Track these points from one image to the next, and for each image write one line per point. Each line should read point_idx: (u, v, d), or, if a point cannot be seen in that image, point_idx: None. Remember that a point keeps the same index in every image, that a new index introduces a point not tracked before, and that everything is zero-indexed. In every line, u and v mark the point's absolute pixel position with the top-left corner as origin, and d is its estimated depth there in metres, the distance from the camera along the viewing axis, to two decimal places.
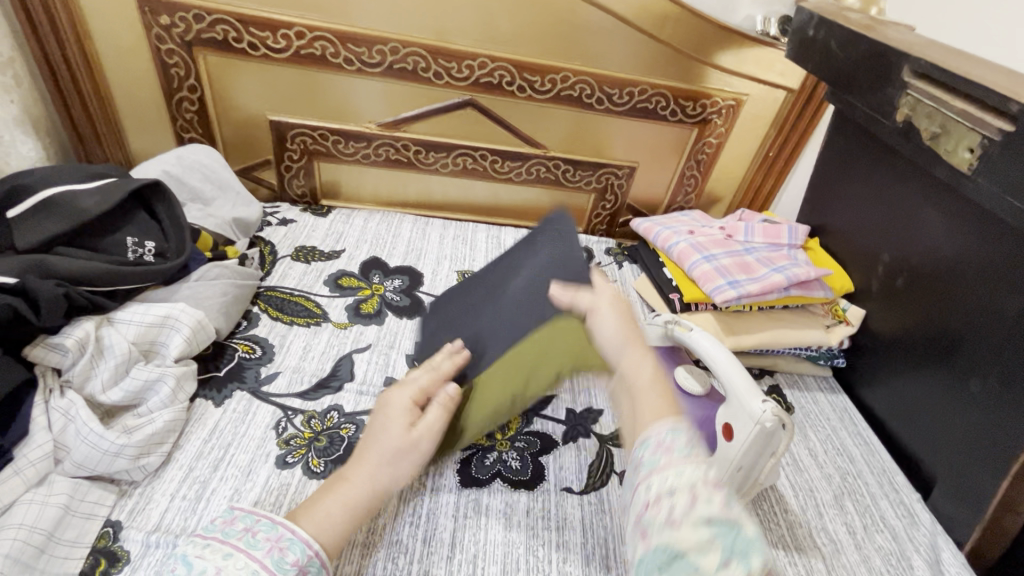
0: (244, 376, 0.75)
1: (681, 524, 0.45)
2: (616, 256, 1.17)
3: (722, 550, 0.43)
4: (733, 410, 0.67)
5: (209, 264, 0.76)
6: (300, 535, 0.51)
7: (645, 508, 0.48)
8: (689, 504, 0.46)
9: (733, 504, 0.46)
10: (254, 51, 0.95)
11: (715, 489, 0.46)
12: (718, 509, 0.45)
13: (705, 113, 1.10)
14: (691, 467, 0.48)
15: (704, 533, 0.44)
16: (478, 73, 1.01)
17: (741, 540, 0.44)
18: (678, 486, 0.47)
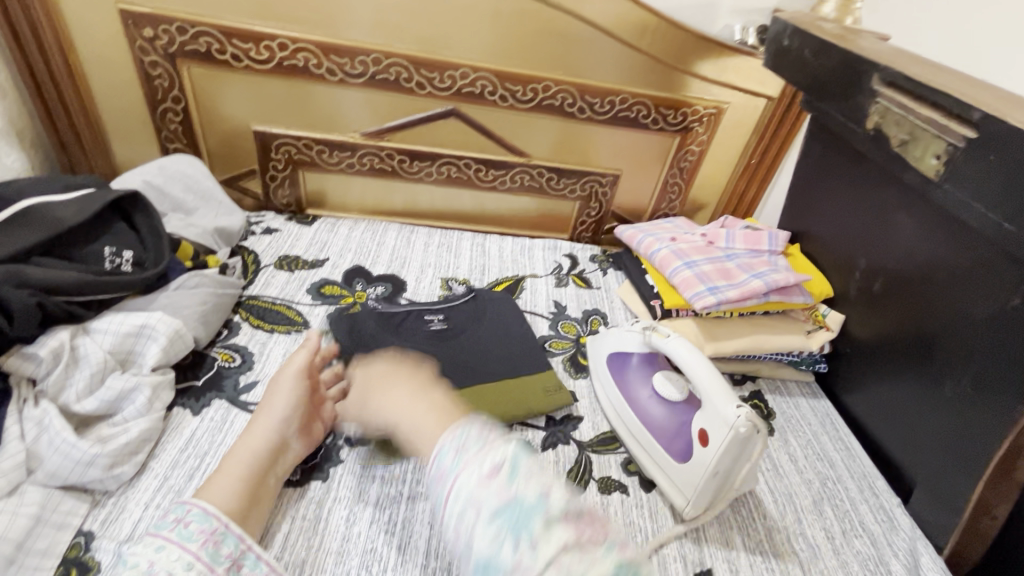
0: (223, 385, 0.75)
1: (479, 532, 0.58)
2: (601, 263, 1.17)
3: (512, 529, 0.56)
4: (708, 416, 0.68)
5: (189, 273, 0.77)
6: (233, 530, 0.56)
7: (465, 544, 0.59)
8: (476, 503, 0.59)
9: (513, 479, 0.61)
10: (237, 62, 0.96)
11: (492, 481, 0.60)
12: (498, 495, 0.59)
13: (687, 121, 1.11)
14: (471, 468, 0.61)
15: (492, 527, 0.58)
16: (461, 82, 1.02)
17: (520, 514, 0.57)
18: (463, 497, 0.60)
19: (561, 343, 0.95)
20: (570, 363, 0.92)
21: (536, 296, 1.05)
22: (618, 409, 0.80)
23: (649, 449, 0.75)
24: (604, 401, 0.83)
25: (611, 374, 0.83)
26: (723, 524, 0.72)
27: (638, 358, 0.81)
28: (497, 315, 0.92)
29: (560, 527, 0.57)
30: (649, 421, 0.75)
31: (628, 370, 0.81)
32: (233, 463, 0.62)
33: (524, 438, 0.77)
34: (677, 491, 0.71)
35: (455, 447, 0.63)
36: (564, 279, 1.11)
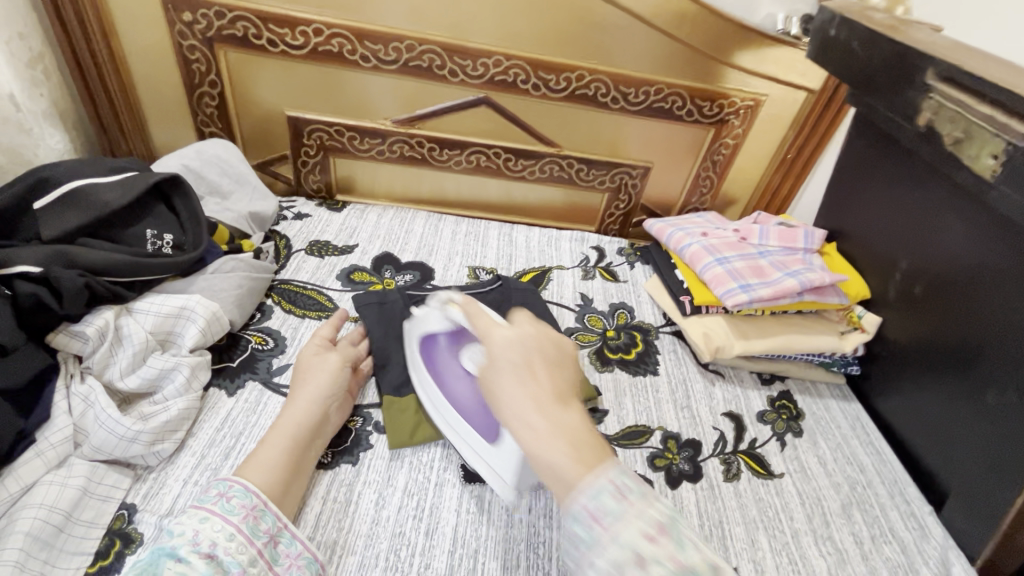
0: (256, 366, 0.76)
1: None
2: (628, 256, 1.16)
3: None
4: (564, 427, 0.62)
5: (225, 257, 0.78)
6: (271, 508, 0.56)
7: None
8: (646, 569, 0.40)
9: (685, 548, 0.42)
10: (273, 47, 0.96)
11: (661, 542, 0.41)
12: (671, 564, 0.40)
13: (723, 114, 1.08)
14: (635, 519, 0.42)
15: None
16: (493, 70, 1.01)
17: None
18: (625, 558, 0.41)
19: (586, 335, 0.95)
20: (596, 355, 0.92)
21: (563, 288, 1.04)
22: (434, 396, 0.72)
23: (465, 434, 0.69)
24: (423, 393, 0.74)
25: (422, 360, 0.74)
26: (748, 524, 0.72)
27: (444, 336, 0.71)
28: (514, 304, 0.92)
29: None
30: (459, 404, 0.69)
31: (437, 351, 0.72)
32: (276, 437, 0.62)
33: None
34: (500, 480, 0.66)
35: (613, 487, 0.44)
36: (591, 271, 1.10)
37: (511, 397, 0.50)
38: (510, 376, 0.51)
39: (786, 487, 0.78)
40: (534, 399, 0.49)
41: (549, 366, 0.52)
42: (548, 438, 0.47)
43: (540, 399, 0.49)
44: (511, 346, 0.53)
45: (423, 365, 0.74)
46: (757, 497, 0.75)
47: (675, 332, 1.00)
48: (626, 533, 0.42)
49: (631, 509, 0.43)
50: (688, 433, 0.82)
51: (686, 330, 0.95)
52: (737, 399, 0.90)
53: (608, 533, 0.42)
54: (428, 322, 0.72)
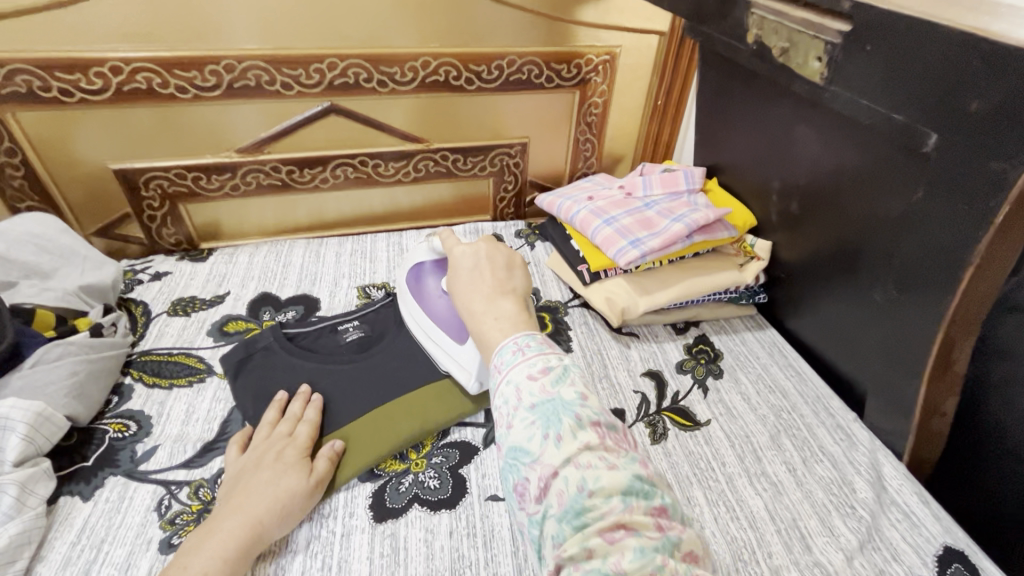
0: (117, 459, 0.67)
1: (518, 424, 0.47)
2: (526, 237, 1.13)
3: (545, 428, 0.45)
4: None
5: (50, 343, 0.68)
6: None
7: (496, 418, 0.50)
8: (520, 397, 0.48)
9: (560, 383, 0.48)
10: (69, 97, 0.85)
11: (539, 380, 0.48)
12: (541, 395, 0.47)
13: (582, 74, 1.06)
14: (523, 365, 0.50)
15: (528, 421, 0.46)
16: (331, 75, 0.93)
17: (557, 415, 0.45)
18: (509, 393, 0.49)
19: None
20: None
21: None
22: (412, 311, 0.79)
23: (439, 341, 0.75)
24: (407, 310, 0.81)
25: (409, 286, 0.82)
26: (682, 481, 0.69)
27: (430, 265, 0.82)
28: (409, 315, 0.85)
29: (593, 427, 0.45)
30: (436, 315, 0.76)
31: (422, 276, 0.81)
32: (199, 556, 0.52)
33: (463, 439, 0.72)
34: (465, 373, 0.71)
35: (515, 346, 0.53)
36: None
37: (464, 288, 0.63)
38: (466, 278, 0.64)
39: (714, 433, 0.76)
40: (479, 291, 0.62)
41: (495, 271, 0.64)
42: (483, 311, 0.60)
43: (484, 290, 0.62)
44: (470, 256, 0.67)
45: (409, 292, 0.81)
46: (687, 451, 0.73)
47: (583, 303, 0.97)
48: (515, 375, 0.50)
49: (522, 358, 0.51)
50: (610, 404, 0.79)
51: (590, 300, 0.92)
52: (653, 355, 0.88)
53: (505, 378, 0.51)
54: (416, 256, 0.83)
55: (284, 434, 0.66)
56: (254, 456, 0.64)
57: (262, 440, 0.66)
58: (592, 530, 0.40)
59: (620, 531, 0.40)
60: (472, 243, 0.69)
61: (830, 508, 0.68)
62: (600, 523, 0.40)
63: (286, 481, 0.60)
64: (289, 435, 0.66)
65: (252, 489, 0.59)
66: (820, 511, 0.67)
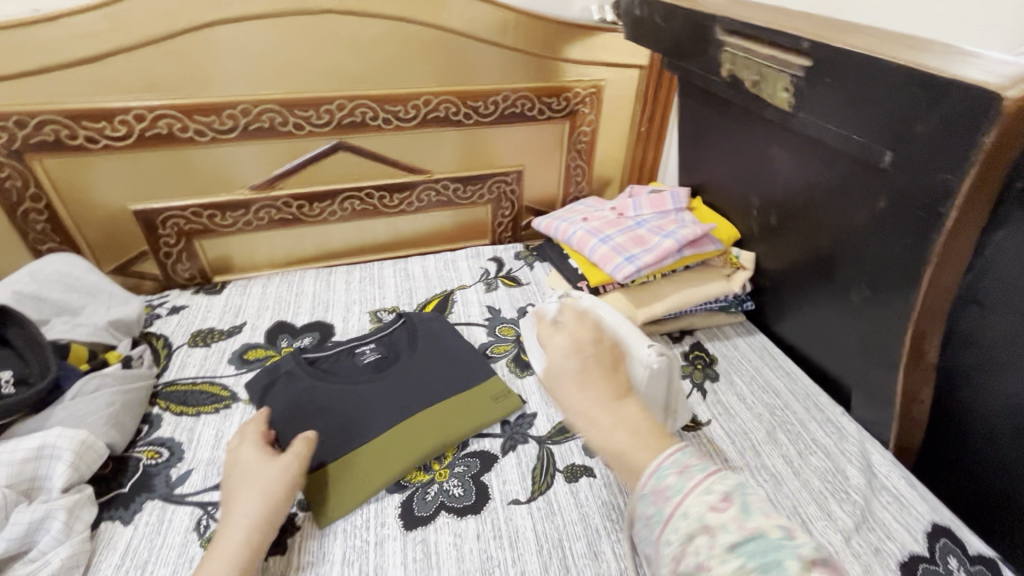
0: (153, 484, 0.70)
1: (722, 571, 0.38)
2: (526, 259, 1.19)
3: (765, 575, 0.37)
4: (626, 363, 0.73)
5: (86, 376, 0.72)
6: None
7: (676, 563, 0.41)
8: (712, 535, 0.40)
9: (751, 513, 0.41)
10: (93, 144, 0.90)
11: (726, 510, 0.41)
12: (739, 531, 0.40)
13: (571, 105, 1.14)
14: (697, 491, 0.43)
15: (734, 563, 0.38)
16: (339, 114, 0.99)
17: (767, 550, 0.38)
18: (693, 528, 0.41)
19: (500, 347, 0.95)
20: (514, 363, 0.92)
21: (469, 306, 1.04)
22: (553, 372, 0.84)
23: None
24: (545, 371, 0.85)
25: None
26: None
27: None
28: (423, 337, 0.90)
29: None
30: None
31: None
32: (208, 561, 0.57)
33: (482, 449, 0.77)
34: (620, 440, 0.74)
35: (675, 464, 0.46)
36: (493, 282, 1.12)
37: (568, 393, 0.54)
38: (575, 382, 0.54)
39: (715, 432, 0.81)
40: (597, 399, 0.52)
41: (601, 367, 0.55)
42: (605, 421, 0.51)
43: (600, 399, 0.52)
44: (566, 352, 0.56)
45: (547, 353, 0.85)
46: None
47: None
48: (691, 504, 0.42)
49: (693, 482, 0.44)
50: None
51: None
52: None
53: (674, 509, 0.43)
54: None
55: (241, 436, 0.71)
56: (229, 473, 0.67)
57: (232, 453, 0.69)
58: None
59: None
60: (559, 325, 0.60)
61: (826, 494, 0.73)
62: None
63: (258, 474, 0.65)
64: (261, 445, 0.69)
65: (244, 496, 0.63)
66: (817, 498, 0.72)
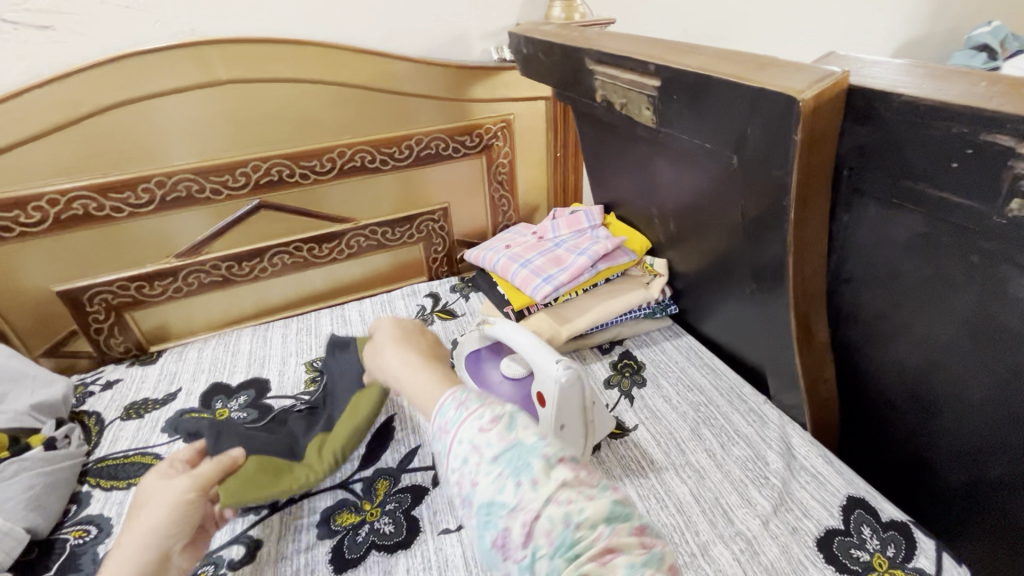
0: (80, 563, 0.69)
1: (484, 478, 0.52)
2: (461, 290, 1.22)
3: (516, 475, 0.51)
4: (540, 380, 0.75)
5: (8, 462, 0.74)
6: None
7: (460, 482, 0.54)
8: (481, 452, 0.53)
9: (513, 427, 0.55)
10: (10, 233, 0.92)
11: (492, 430, 0.55)
12: (500, 444, 0.53)
13: (484, 141, 1.20)
14: (472, 420, 0.56)
15: (495, 471, 0.52)
16: (256, 175, 1.03)
17: (522, 454, 0.52)
18: (466, 451, 0.54)
19: None
20: None
21: None
22: None
23: None
24: None
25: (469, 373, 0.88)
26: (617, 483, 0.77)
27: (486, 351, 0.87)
28: (337, 379, 0.88)
29: (562, 463, 0.52)
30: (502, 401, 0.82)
31: (482, 364, 0.87)
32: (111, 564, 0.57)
33: (414, 483, 0.78)
34: None
35: (456, 402, 0.59)
36: (429, 317, 1.14)
37: (393, 357, 0.73)
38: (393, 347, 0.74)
39: (641, 437, 0.84)
40: (410, 359, 0.71)
41: (422, 343, 0.76)
42: (415, 381, 0.67)
43: (413, 360, 0.71)
44: (392, 327, 0.77)
45: (472, 379, 0.87)
46: (619, 456, 0.81)
47: None
48: (466, 433, 0.55)
49: (468, 414, 0.57)
50: None
51: None
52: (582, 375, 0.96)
53: (454, 437, 0.56)
54: (471, 343, 0.89)
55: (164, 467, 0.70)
56: (137, 499, 0.67)
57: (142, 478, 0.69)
58: (585, 558, 0.46)
59: (610, 554, 0.47)
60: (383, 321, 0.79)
61: (747, 482, 0.76)
62: (591, 549, 0.47)
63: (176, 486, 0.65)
64: (177, 471, 0.69)
65: (149, 509, 0.63)
66: (738, 486, 0.75)
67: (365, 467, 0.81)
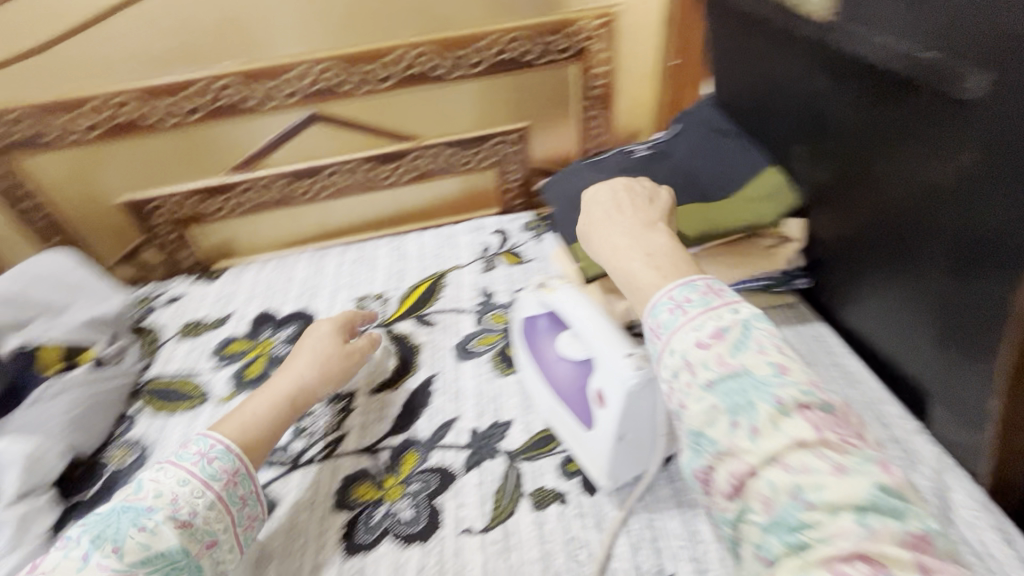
0: (115, 488, 0.69)
1: (693, 402, 0.42)
2: (535, 229, 1.06)
3: (732, 412, 0.40)
4: (602, 375, 0.58)
5: (53, 378, 0.74)
6: (250, 473, 0.58)
7: (668, 397, 0.45)
8: (694, 372, 0.43)
9: (740, 349, 0.43)
10: (75, 137, 0.90)
11: (712, 347, 0.43)
12: (718, 370, 0.42)
13: (577, 43, 0.95)
14: (689, 329, 0.45)
15: (709, 400, 0.41)
16: (308, 82, 0.90)
17: (747, 390, 0.40)
18: (677, 365, 0.44)
19: (488, 338, 0.84)
20: (499, 357, 0.81)
21: (461, 290, 0.94)
22: (531, 375, 0.71)
23: (565, 420, 0.65)
24: (524, 373, 0.73)
25: (523, 343, 0.73)
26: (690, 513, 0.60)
27: (544, 320, 0.70)
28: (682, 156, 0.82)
29: (802, 412, 0.39)
30: (556, 387, 0.66)
31: (536, 335, 0.70)
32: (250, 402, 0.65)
33: (443, 463, 0.68)
34: (596, 467, 0.61)
35: (671, 303, 0.48)
36: (493, 260, 1.00)
37: (615, 235, 0.59)
38: (604, 216, 0.61)
39: None
40: (633, 221, 0.59)
41: (641, 202, 0.63)
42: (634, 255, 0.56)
43: (635, 222, 0.59)
44: (606, 200, 0.63)
45: (525, 352, 0.72)
46: None
47: None
48: (679, 343, 0.45)
49: (685, 320, 0.46)
50: None
51: None
52: None
53: (664, 346, 0.46)
54: (525, 308, 0.72)
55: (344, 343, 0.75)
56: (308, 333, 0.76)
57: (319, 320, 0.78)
58: (816, 562, 0.34)
59: (864, 564, 0.33)
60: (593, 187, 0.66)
61: None
62: (828, 549, 0.34)
63: (327, 344, 0.74)
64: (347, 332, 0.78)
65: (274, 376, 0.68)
66: None
67: (397, 433, 0.72)
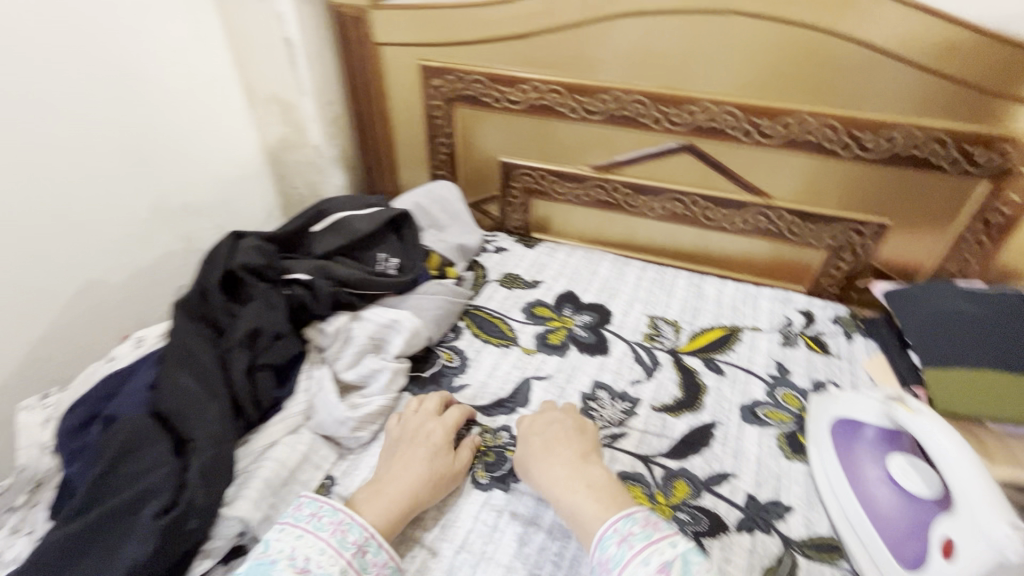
0: (441, 381, 0.86)
1: None
2: (846, 327, 1.00)
3: None
4: (959, 525, 0.56)
5: (432, 282, 0.93)
6: (375, 543, 0.59)
7: None
8: None
9: None
10: (498, 104, 1.10)
11: None
12: None
13: (1005, 163, 0.85)
14: (639, 562, 0.52)
15: None
16: (701, 117, 0.97)
17: None
18: None
19: (777, 413, 0.83)
20: (786, 439, 0.80)
21: (755, 353, 0.93)
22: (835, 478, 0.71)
23: (873, 542, 0.64)
24: (819, 472, 0.73)
25: (834, 443, 0.73)
26: None
27: (873, 432, 0.70)
28: None
29: None
30: (872, 507, 0.66)
31: (857, 445, 0.71)
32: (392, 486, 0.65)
33: (715, 510, 0.69)
34: None
35: (618, 534, 0.55)
36: (793, 337, 0.97)
37: (552, 474, 0.65)
38: (542, 442, 0.69)
39: None
40: (566, 459, 0.66)
41: (569, 432, 0.70)
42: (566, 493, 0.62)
43: (569, 455, 0.66)
44: (549, 425, 0.72)
45: (836, 454, 0.72)
46: None
47: None
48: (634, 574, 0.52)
49: (634, 554, 0.53)
50: None
51: None
52: None
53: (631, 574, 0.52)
54: (856, 411, 0.72)
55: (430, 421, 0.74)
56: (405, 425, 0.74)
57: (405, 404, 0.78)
58: None
59: None
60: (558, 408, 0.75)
61: None
62: None
63: (442, 456, 0.70)
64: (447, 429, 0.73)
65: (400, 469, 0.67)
66: None
67: (673, 457, 0.76)
